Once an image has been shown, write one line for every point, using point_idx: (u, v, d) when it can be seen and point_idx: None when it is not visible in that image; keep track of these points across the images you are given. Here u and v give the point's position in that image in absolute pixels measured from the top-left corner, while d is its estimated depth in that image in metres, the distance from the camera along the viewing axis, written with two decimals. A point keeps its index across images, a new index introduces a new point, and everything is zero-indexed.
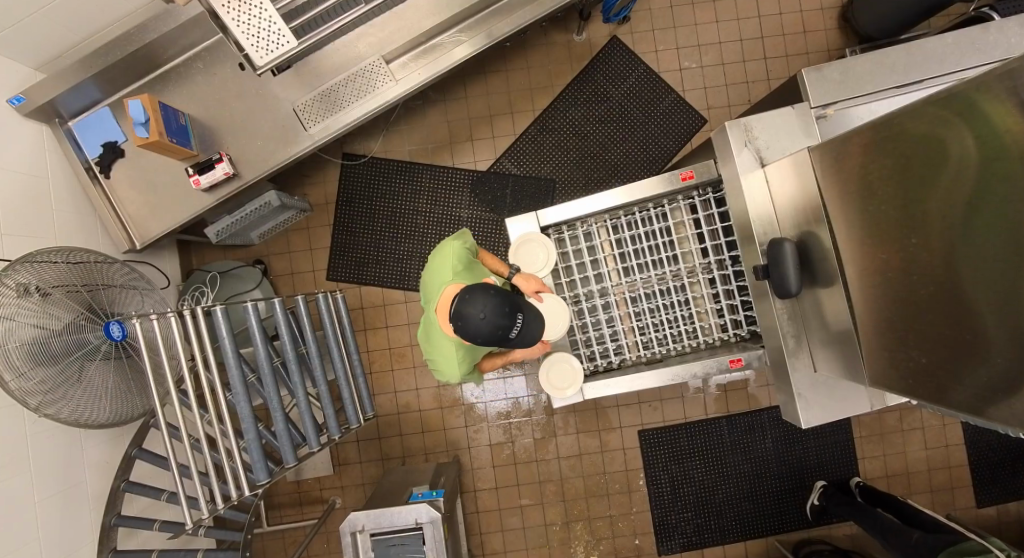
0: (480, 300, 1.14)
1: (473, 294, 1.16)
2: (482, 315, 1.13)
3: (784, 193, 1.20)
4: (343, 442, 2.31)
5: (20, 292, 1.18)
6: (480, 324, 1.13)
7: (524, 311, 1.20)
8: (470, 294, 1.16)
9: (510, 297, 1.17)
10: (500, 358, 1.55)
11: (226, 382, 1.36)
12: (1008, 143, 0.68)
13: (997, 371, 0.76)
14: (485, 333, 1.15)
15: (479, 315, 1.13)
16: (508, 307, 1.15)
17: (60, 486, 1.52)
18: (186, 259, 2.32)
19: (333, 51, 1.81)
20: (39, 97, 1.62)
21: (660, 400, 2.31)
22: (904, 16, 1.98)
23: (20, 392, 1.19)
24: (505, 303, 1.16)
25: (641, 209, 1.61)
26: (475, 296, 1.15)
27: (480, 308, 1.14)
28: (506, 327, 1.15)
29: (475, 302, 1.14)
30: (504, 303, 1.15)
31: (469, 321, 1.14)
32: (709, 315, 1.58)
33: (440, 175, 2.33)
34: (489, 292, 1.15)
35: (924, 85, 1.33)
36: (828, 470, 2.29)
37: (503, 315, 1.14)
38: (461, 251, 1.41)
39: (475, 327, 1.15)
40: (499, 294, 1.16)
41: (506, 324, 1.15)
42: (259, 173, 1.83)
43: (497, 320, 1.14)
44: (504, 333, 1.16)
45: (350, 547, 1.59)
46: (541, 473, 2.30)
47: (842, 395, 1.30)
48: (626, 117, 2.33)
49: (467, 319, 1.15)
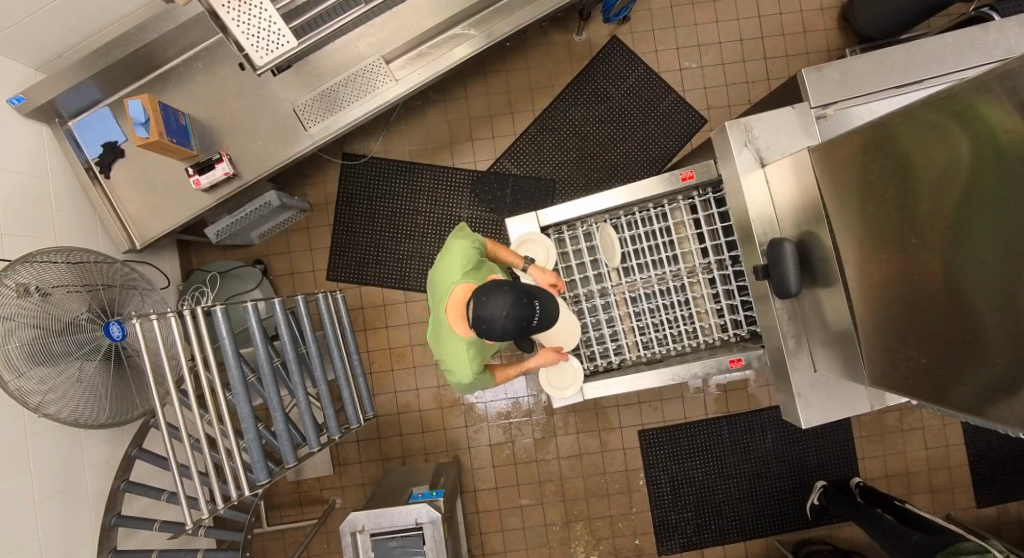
0: (497, 297, 1.15)
1: (492, 292, 1.15)
2: (500, 311, 1.13)
3: (784, 193, 1.20)
4: (343, 442, 2.31)
5: (20, 292, 1.18)
6: (499, 322, 1.13)
7: (539, 305, 1.21)
8: (486, 292, 1.16)
9: (525, 291, 1.18)
10: (515, 370, 1.53)
11: (226, 382, 1.36)
12: (1006, 143, 0.68)
13: (997, 371, 0.76)
14: (503, 330, 1.15)
15: (497, 312, 1.14)
16: (524, 301, 1.16)
17: (60, 486, 1.52)
18: (186, 259, 2.32)
19: (333, 51, 1.81)
20: (39, 97, 1.62)
21: (660, 399, 2.31)
22: (904, 16, 1.98)
23: (21, 392, 1.19)
24: (521, 297, 1.16)
25: (641, 209, 1.61)
26: (491, 293, 1.15)
27: (497, 305, 1.14)
28: (524, 320, 1.16)
29: (492, 300, 1.14)
30: (520, 297, 1.16)
31: (487, 319, 1.14)
32: (708, 315, 1.58)
33: (440, 175, 2.33)
34: (504, 288, 1.16)
35: (924, 85, 1.33)
36: (828, 470, 2.28)
37: (520, 309, 1.15)
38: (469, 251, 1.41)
39: (493, 325, 1.15)
40: (514, 288, 1.17)
41: (523, 318, 1.16)
42: (260, 173, 1.83)
43: (515, 315, 1.14)
44: (521, 328, 1.16)
45: (350, 547, 1.59)
46: (541, 473, 2.30)
47: (842, 395, 1.30)
48: (626, 116, 2.33)
49: (486, 317, 1.15)
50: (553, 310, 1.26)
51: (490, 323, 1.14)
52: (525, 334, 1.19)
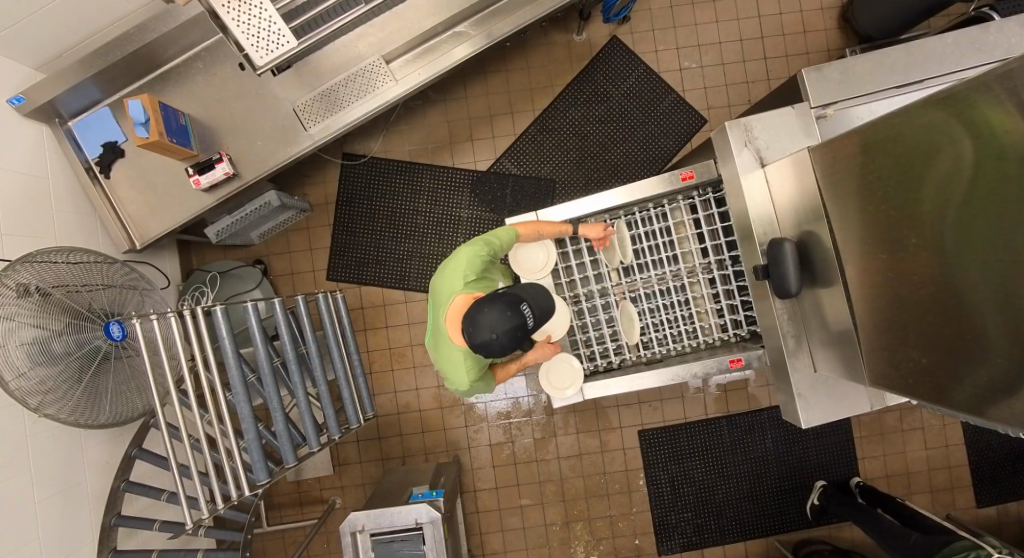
0: (491, 316, 1.14)
1: (486, 312, 1.15)
2: (493, 331, 1.13)
3: (784, 193, 1.20)
4: (343, 442, 2.31)
5: (20, 292, 1.18)
6: (492, 342, 1.14)
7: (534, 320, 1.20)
8: (480, 311, 1.16)
9: (521, 308, 1.17)
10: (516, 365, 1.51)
11: (226, 382, 1.36)
12: (1007, 141, 0.68)
13: (997, 371, 0.76)
14: (497, 348, 1.15)
15: (490, 331, 1.14)
16: (519, 319, 1.16)
17: (60, 486, 1.52)
18: (186, 259, 2.32)
19: (333, 51, 1.81)
20: (39, 98, 1.62)
21: (660, 399, 2.31)
22: (904, 16, 1.98)
23: (20, 392, 1.19)
24: (517, 315, 1.16)
25: (642, 209, 1.61)
26: (486, 312, 1.15)
27: (491, 324, 1.14)
28: (518, 338, 1.16)
29: (486, 320, 1.14)
30: (515, 316, 1.16)
31: (481, 338, 1.15)
32: (709, 315, 1.58)
33: (440, 175, 2.33)
34: (499, 306, 1.15)
35: (924, 85, 1.33)
36: (828, 470, 2.29)
37: (514, 328, 1.15)
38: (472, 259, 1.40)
39: (487, 344, 1.15)
40: (509, 307, 1.16)
41: (517, 336, 1.16)
42: (260, 173, 1.83)
43: (509, 333, 1.14)
44: (515, 346, 1.17)
45: (350, 547, 1.59)
46: (541, 473, 2.30)
47: (843, 395, 1.30)
48: (626, 117, 2.33)
49: (480, 335, 1.15)
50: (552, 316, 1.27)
51: (484, 340, 1.14)
52: (521, 347, 1.20)
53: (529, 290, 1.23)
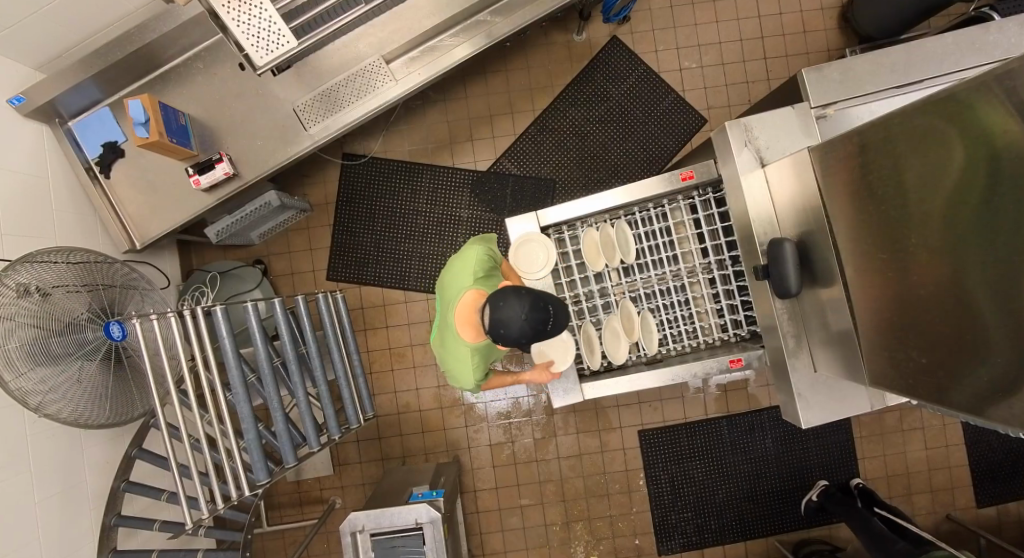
0: (513, 300, 1.14)
1: (508, 296, 1.15)
2: (517, 316, 1.13)
3: (784, 193, 1.20)
4: (343, 442, 2.31)
5: (20, 292, 1.17)
6: (516, 325, 1.13)
7: (552, 311, 1.21)
8: (503, 295, 1.16)
9: (541, 295, 1.19)
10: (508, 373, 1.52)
11: (226, 382, 1.36)
12: (1004, 143, 0.68)
13: (997, 371, 0.76)
14: (520, 333, 1.14)
15: (514, 315, 1.13)
16: (539, 305, 1.16)
17: (60, 487, 1.51)
18: (185, 258, 2.32)
19: (332, 51, 1.81)
20: (39, 98, 1.62)
21: (659, 399, 2.31)
22: (905, 15, 1.97)
23: (21, 392, 1.19)
24: (537, 300, 1.17)
25: (642, 209, 1.61)
26: (507, 296, 1.15)
27: (514, 308, 1.13)
28: (539, 324, 1.16)
29: (509, 303, 1.14)
30: (537, 301, 1.16)
31: (503, 322, 1.13)
32: (709, 315, 1.57)
33: (440, 175, 2.33)
34: (522, 293, 1.15)
35: (923, 86, 1.33)
36: (828, 470, 2.28)
37: (536, 313, 1.15)
38: (479, 257, 1.40)
39: (509, 328, 1.14)
40: (531, 293, 1.17)
41: (539, 322, 1.15)
42: (260, 173, 1.83)
43: (532, 319, 1.14)
44: (536, 331, 1.16)
45: (350, 547, 1.59)
46: (541, 473, 2.30)
47: (842, 394, 1.29)
48: (626, 116, 2.33)
49: (502, 320, 1.14)
50: (567, 316, 1.27)
51: (506, 326, 1.13)
52: (540, 339, 1.19)
53: (551, 294, 1.24)
